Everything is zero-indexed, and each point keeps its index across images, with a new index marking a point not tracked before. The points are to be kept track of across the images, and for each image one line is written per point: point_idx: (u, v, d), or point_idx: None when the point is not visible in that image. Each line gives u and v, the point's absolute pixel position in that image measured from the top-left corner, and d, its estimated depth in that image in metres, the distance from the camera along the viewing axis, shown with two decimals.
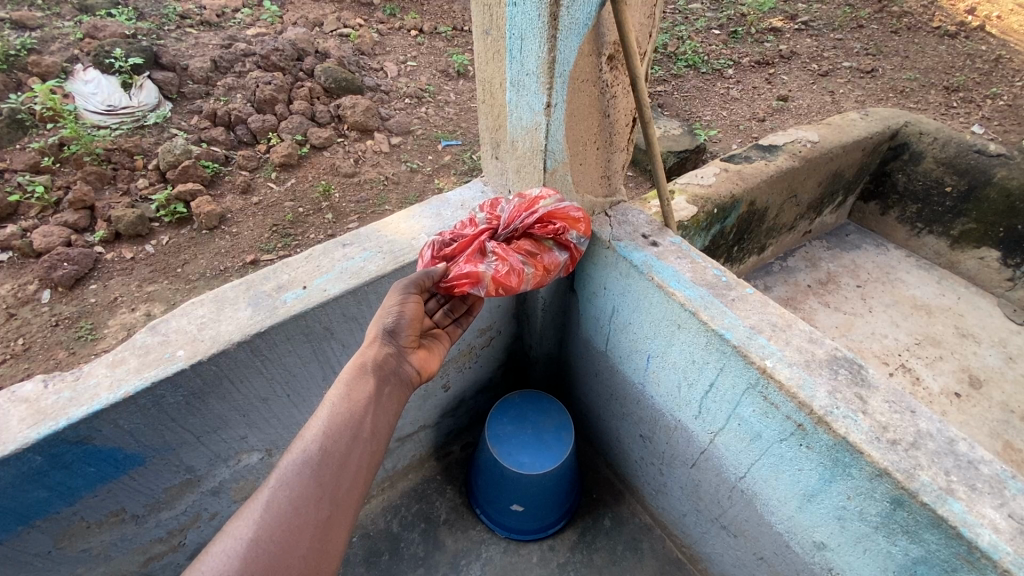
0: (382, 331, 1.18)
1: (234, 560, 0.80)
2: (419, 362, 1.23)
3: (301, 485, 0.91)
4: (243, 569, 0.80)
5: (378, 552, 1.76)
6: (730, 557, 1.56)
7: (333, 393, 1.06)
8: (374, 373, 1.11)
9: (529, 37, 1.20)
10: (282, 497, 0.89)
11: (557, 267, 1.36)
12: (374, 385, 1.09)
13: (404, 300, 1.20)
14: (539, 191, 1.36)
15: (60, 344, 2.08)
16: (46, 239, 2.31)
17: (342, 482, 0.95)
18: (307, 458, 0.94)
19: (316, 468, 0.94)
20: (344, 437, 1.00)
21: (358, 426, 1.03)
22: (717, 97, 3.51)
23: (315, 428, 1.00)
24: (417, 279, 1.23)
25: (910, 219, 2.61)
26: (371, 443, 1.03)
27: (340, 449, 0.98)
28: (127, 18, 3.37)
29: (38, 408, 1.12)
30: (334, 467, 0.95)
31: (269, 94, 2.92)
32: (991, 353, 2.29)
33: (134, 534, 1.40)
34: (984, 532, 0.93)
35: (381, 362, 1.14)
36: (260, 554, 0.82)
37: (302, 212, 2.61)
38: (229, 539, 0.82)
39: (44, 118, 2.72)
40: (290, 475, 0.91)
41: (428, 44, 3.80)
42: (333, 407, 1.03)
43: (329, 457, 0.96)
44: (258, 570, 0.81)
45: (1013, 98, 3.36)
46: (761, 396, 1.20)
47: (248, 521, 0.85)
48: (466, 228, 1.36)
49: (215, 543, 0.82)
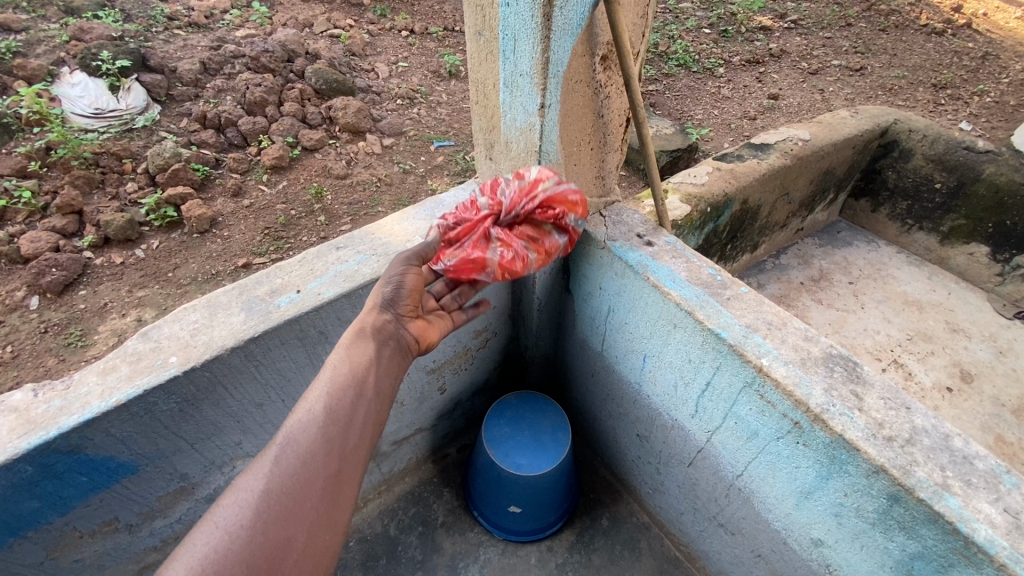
0: (380, 300, 1.18)
1: (245, 510, 0.81)
2: (419, 331, 1.23)
3: (309, 441, 0.91)
4: (255, 519, 0.81)
5: (374, 557, 1.75)
6: (728, 555, 1.57)
7: (335, 356, 1.06)
8: (373, 338, 1.11)
9: (522, 38, 1.18)
10: (291, 452, 0.89)
11: (557, 250, 1.35)
12: (373, 348, 1.09)
13: (404, 270, 1.21)
14: (536, 172, 1.30)
15: (49, 352, 2.05)
16: (34, 245, 2.29)
17: (348, 439, 0.95)
18: (313, 417, 0.94)
19: (323, 426, 0.94)
20: (349, 398, 0.99)
21: (361, 387, 1.02)
22: (709, 96, 3.53)
23: (318, 389, 0.99)
24: (418, 252, 1.25)
25: (901, 216, 2.64)
26: (374, 403, 1.03)
27: (345, 409, 0.98)
28: (114, 20, 3.33)
29: (27, 417, 1.11)
30: (339, 425, 0.95)
31: (259, 96, 2.91)
32: (981, 347, 2.31)
33: (127, 543, 1.39)
34: (980, 527, 0.93)
35: (380, 329, 1.13)
36: (272, 505, 0.83)
37: (294, 215, 2.59)
38: (240, 491, 0.83)
39: (30, 122, 2.70)
40: (298, 431, 0.92)
41: (419, 44, 3.78)
42: (335, 370, 1.03)
43: (335, 416, 0.96)
44: (270, 520, 0.81)
45: (1000, 95, 3.40)
46: (757, 394, 1.20)
47: (258, 475, 0.85)
48: (467, 212, 1.33)
49: (227, 495, 0.83)
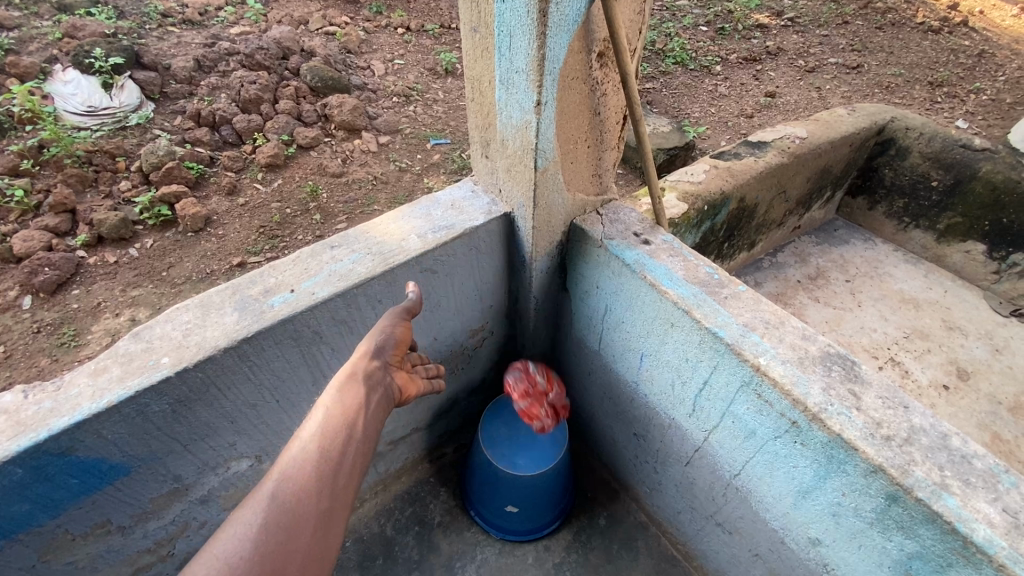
0: (371, 347, 1.18)
1: (244, 542, 0.83)
2: (401, 382, 1.23)
3: (304, 479, 0.93)
4: (252, 553, 0.82)
5: (371, 557, 1.74)
6: (725, 554, 1.57)
7: (327, 396, 1.07)
8: (363, 382, 1.12)
9: (518, 34, 1.17)
10: (287, 488, 0.91)
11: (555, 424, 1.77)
12: (363, 392, 1.10)
13: (395, 323, 1.24)
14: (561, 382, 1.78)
15: (42, 352, 2.04)
16: (26, 244, 2.27)
17: (339, 477, 0.97)
18: (308, 456, 0.96)
19: (317, 464, 0.96)
20: (341, 438, 1.01)
21: (351, 429, 1.04)
22: (705, 94, 3.52)
23: (312, 428, 1.01)
24: (409, 306, 1.27)
25: (898, 214, 2.64)
26: (364, 444, 1.04)
27: (337, 448, 0.99)
28: (107, 16, 3.30)
29: (16, 419, 1.09)
30: (332, 463, 0.97)
31: (254, 94, 2.89)
32: (977, 345, 2.31)
33: (121, 545, 1.38)
34: (979, 527, 0.93)
35: (370, 374, 1.14)
36: (269, 538, 0.85)
37: (289, 214, 2.57)
38: (239, 524, 0.85)
39: (22, 120, 2.68)
40: (293, 468, 0.94)
41: (415, 41, 3.76)
42: (328, 410, 1.05)
43: (327, 457, 0.98)
44: (267, 553, 0.83)
45: (995, 93, 3.40)
46: (755, 393, 1.20)
47: (256, 509, 0.87)
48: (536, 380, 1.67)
49: (225, 528, 0.85)
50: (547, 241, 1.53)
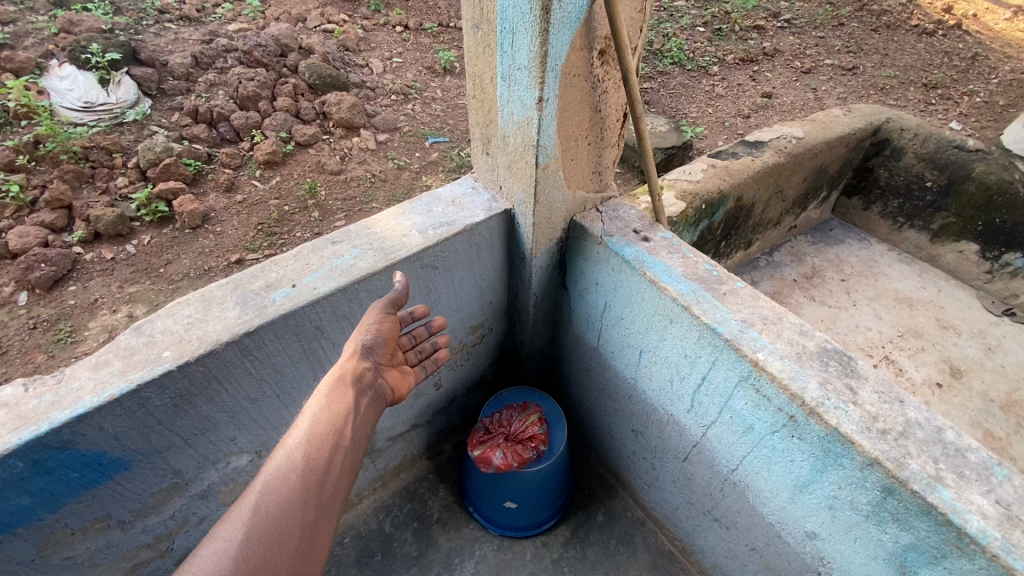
0: (359, 348, 1.18)
1: (224, 560, 0.80)
2: (393, 381, 1.25)
3: (287, 489, 0.90)
4: (233, 568, 0.80)
5: (370, 553, 1.74)
6: (722, 549, 1.58)
7: (312, 404, 1.05)
8: (351, 386, 1.11)
9: (521, 31, 1.17)
10: (269, 501, 0.88)
11: (535, 461, 1.68)
12: (351, 397, 1.09)
13: (381, 320, 1.22)
14: (537, 418, 1.76)
15: (38, 348, 2.03)
16: (22, 240, 2.26)
17: (325, 487, 0.94)
18: (291, 465, 0.94)
19: (301, 473, 0.93)
20: (327, 446, 0.99)
21: (339, 435, 1.02)
22: (703, 94, 3.54)
23: (296, 437, 0.99)
24: (392, 297, 1.26)
25: (892, 214, 2.66)
26: (352, 451, 1.02)
27: (322, 457, 0.97)
28: (104, 12, 3.27)
29: (17, 412, 1.09)
30: (317, 473, 0.94)
31: (252, 91, 2.90)
32: (970, 344, 2.34)
33: (120, 541, 1.38)
34: (972, 518, 0.95)
35: (359, 376, 1.14)
36: (250, 554, 0.82)
37: (287, 211, 2.57)
38: (218, 541, 0.82)
39: (18, 116, 2.67)
40: (276, 478, 0.91)
41: (414, 40, 3.75)
42: (312, 418, 1.02)
43: (312, 465, 0.95)
44: (249, 570, 0.81)
45: (990, 95, 3.44)
46: (752, 388, 1.21)
47: (237, 523, 0.84)
48: (494, 425, 1.75)
49: (204, 546, 0.82)
50: (547, 238, 1.54)
